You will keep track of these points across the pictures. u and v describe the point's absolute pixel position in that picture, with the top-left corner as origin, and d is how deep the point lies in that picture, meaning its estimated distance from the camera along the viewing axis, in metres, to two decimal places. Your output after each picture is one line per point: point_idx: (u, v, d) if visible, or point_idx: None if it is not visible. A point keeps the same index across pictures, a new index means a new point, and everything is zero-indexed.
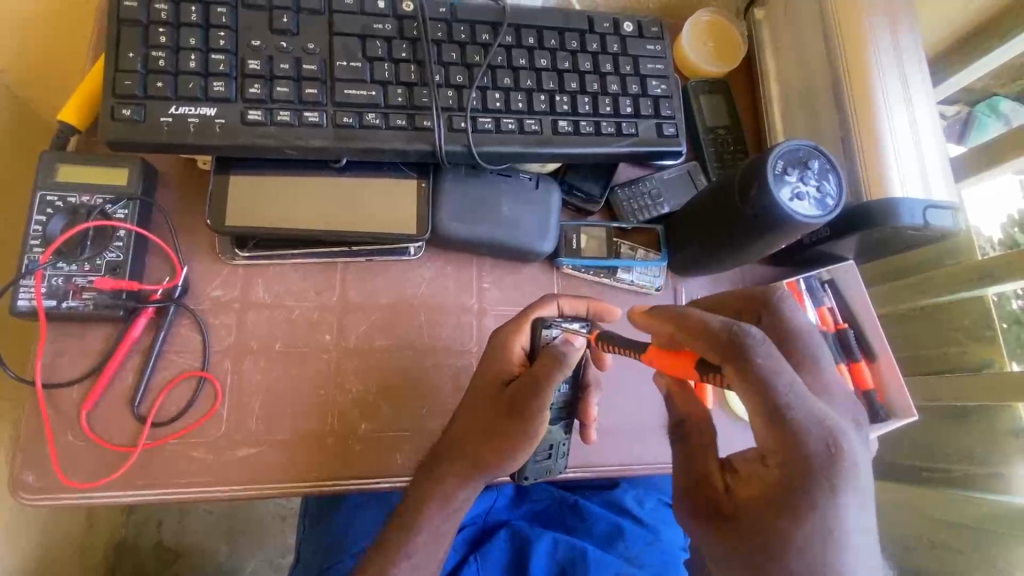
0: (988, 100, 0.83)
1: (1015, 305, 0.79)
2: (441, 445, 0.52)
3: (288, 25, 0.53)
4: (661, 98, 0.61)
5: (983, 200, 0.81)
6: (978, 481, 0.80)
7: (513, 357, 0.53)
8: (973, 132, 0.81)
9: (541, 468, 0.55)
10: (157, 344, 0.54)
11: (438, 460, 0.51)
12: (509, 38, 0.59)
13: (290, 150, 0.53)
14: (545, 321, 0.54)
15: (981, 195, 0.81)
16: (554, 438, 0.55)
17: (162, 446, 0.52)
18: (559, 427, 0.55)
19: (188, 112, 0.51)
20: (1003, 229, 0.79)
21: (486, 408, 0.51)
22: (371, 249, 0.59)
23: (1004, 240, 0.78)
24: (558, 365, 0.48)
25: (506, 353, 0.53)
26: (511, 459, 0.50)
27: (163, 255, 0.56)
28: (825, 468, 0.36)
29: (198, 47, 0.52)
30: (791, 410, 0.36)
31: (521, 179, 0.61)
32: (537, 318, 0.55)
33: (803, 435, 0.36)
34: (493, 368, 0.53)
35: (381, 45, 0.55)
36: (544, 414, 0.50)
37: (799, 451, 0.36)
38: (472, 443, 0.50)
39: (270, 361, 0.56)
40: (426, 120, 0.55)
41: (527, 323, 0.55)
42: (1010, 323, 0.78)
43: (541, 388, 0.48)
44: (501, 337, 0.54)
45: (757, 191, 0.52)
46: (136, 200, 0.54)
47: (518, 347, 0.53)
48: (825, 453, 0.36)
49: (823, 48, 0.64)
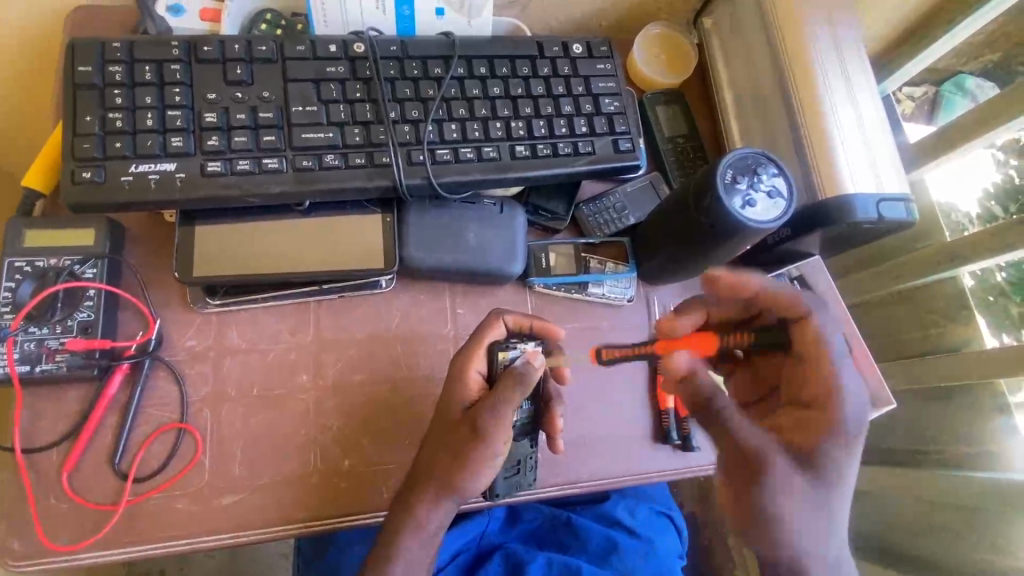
0: (953, 78, 0.86)
1: (998, 277, 0.80)
2: (411, 472, 0.53)
3: (241, 76, 0.55)
4: (614, 115, 0.63)
5: (957, 176, 0.86)
6: (967, 459, 0.86)
7: (470, 384, 0.54)
8: (941, 111, 0.86)
9: (511, 484, 0.56)
10: (134, 399, 0.54)
11: (410, 485, 0.52)
12: (460, 69, 0.60)
13: (252, 198, 0.54)
14: (501, 344, 0.55)
15: (956, 173, 0.85)
16: (520, 453, 0.56)
17: (146, 501, 0.52)
18: (525, 442, 0.56)
19: (148, 169, 0.52)
20: (980, 203, 0.83)
21: (447, 432, 0.52)
22: (341, 285, 0.59)
23: (981, 214, 0.82)
24: (518, 388, 0.51)
25: (463, 382, 0.54)
26: (474, 477, 0.51)
27: (135, 310, 0.57)
28: (811, 455, 0.50)
29: (155, 105, 0.53)
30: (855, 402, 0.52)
31: (483, 205, 0.62)
32: (491, 343, 0.55)
33: (843, 409, 0.52)
34: (451, 398, 0.53)
35: (335, 87, 0.57)
36: (505, 432, 0.51)
37: (823, 420, 0.52)
38: (433, 464, 0.51)
39: (249, 406, 0.56)
40: (384, 156, 0.56)
41: (481, 348, 0.55)
42: (995, 295, 0.81)
43: (505, 409, 0.51)
44: (456, 365, 0.54)
45: (710, 200, 0.53)
46: (103, 258, 0.55)
47: (474, 374, 0.54)
48: (828, 427, 0.51)
49: (769, 53, 0.66)
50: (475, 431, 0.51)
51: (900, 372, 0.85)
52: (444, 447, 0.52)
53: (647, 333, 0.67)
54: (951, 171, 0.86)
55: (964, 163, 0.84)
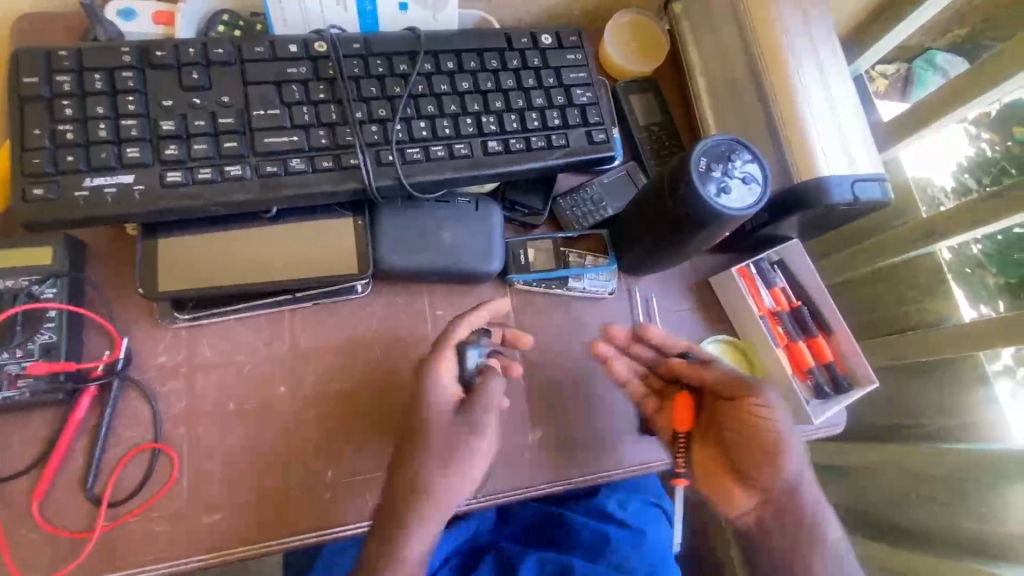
0: (924, 54, 0.87)
1: (975, 250, 0.82)
2: (406, 482, 0.51)
3: (198, 81, 0.53)
4: (587, 106, 0.62)
5: (933, 152, 0.87)
6: (950, 431, 0.88)
7: (438, 389, 0.52)
8: (915, 88, 0.86)
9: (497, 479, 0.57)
10: (104, 421, 0.52)
11: (416, 494, 0.51)
12: (427, 65, 0.59)
13: (216, 208, 0.52)
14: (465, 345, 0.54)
15: (931, 150, 0.87)
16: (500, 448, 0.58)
17: (123, 525, 0.51)
18: None
19: (104, 182, 0.50)
20: (955, 177, 0.85)
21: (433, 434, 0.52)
22: (316, 293, 0.58)
23: (956, 187, 0.85)
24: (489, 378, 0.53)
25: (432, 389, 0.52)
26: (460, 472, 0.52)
27: (100, 329, 0.55)
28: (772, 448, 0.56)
29: (107, 115, 0.51)
30: (780, 431, 0.56)
31: (458, 203, 0.61)
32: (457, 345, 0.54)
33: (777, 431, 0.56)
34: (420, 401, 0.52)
35: (297, 88, 0.55)
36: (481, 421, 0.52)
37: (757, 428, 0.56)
38: (431, 463, 0.51)
39: (225, 422, 0.55)
40: (352, 158, 0.54)
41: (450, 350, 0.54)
42: (972, 267, 0.83)
43: (492, 398, 0.53)
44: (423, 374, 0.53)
45: (685, 190, 0.53)
46: (64, 277, 0.53)
47: (442, 381, 0.52)
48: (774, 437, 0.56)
49: (739, 37, 0.65)
50: (464, 420, 0.52)
51: (881, 349, 0.85)
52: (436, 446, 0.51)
53: (631, 326, 0.67)
54: (926, 148, 0.88)
55: (941, 140, 0.86)
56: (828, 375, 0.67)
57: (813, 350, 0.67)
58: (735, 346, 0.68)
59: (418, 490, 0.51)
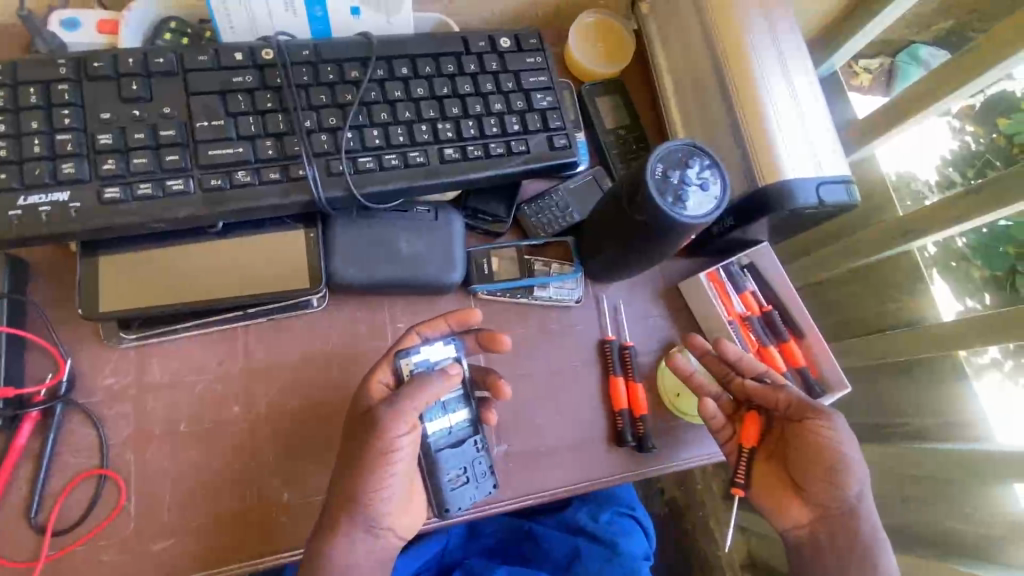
0: (908, 48, 0.87)
1: (959, 243, 0.85)
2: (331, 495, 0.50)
3: (138, 92, 0.51)
4: (547, 111, 0.60)
5: (917, 145, 0.88)
6: (932, 431, 0.87)
7: (374, 392, 0.51)
8: (898, 81, 0.86)
9: (464, 495, 0.55)
10: (47, 448, 0.50)
11: (337, 507, 0.49)
12: (380, 71, 0.57)
13: (159, 224, 0.50)
14: (406, 351, 0.53)
15: (915, 144, 0.88)
16: (465, 462, 0.56)
17: (68, 555, 0.49)
18: (471, 445, 0.56)
19: (38, 200, 0.48)
20: (938, 171, 0.86)
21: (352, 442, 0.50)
22: (269, 308, 0.56)
23: (940, 180, 0.85)
24: (415, 388, 0.49)
25: (366, 389, 0.51)
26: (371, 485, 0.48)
27: (43, 351, 0.53)
28: (824, 468, 0.55)
29: (42, 130, 0.49)
30: (847, 451, 0.55)
31: (416, 212, 0.59)
32: (398, 351, 0.54)
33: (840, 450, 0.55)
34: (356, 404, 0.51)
35: (243, 98, 0.53)
36: (396, 434, 0.48)
37: (821, 449, 0.55)
38: (348, 475, 0.49)
39: (176, 444, 0.53)
40: (300, 169, 0.52)
41: (388, 357, 0.53)
42: (959, 260, 0.85)
43: (405, 409, 0.48)
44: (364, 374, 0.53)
45: (643, 196, 0.51)
46: (2, 299, 0.51)
47: (379, 382, 0.52)
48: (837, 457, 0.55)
49: (703, 36, 0.64)
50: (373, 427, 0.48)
51: (859, 350, 0.84)
52: (350, 457, 0.49)
53: (601, 333, 0.65)
54: (909, 141, 0.88)
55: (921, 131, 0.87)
56: (800, 380, 0.66)
57: (785, 355, 0.66)
58: None
59: (338, 503, 0.49)
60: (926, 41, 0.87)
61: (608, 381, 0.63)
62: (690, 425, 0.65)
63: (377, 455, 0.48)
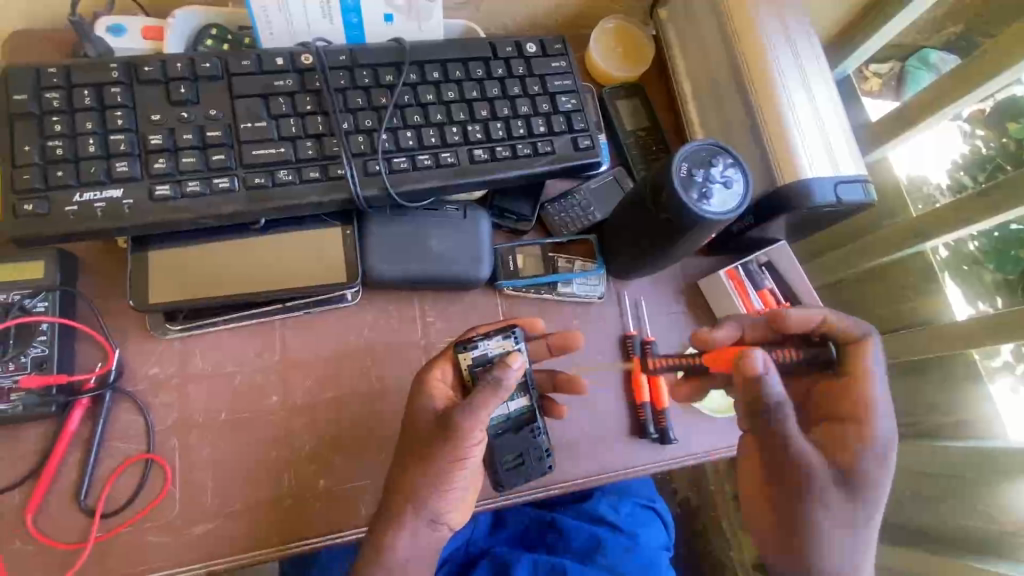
0: (917, 53, 0.88)
1: (971, 246, 0.83)
2: (390, 489, 0.52)
3: (186, 95, 0.53)
4: (572, 113, 0.63)
5: (927, 149, 0.88)
6: (945, 429, 0.88)
7: (437, 392, 0.52)
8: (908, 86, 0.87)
9: (514, 475, 0.57)
10: (97, 433, 0.53)
11: (396, 501, 0.51)
12: (413, 75, 0.59)
13: (205, 220, 0.53)
14: (466, 344, 0.55)
15: (924, 148, 0.88)
16: (521, 447, 0.57)
17: (116, 536, 0.51)
18: (524, 435, 0.57)
19: (93, 197, 0.50)
20: (949, 174, 0.86)
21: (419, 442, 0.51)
22: (306, 302, 0.58)
23: (952, 184, 0.85)
24: (491, 394, 0.48)
25: (428, 390, 0.52)
26: (443, 483, 0.51)
27: (92, 342, 0.55)
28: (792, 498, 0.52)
29: (96, 130, 0.51)
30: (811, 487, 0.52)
31: (447, 211, 0.62)
32: (457, 344, 0.55)
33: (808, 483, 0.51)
34: (417, 406, 0.52)
35: (284, 101, 0.55)
36: (473, 436, 0.50)
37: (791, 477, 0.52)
38: (419, 475, 0.50)
39: (218, 432, 0.55)
40: (339, 168, 0.55)
41: (447, 355, 0.54)
42: (969, 264, 0.84)
43: (479, 416, 0.49)
44: (420, 372, 0.53)
45: (667, 194, 0.53)
46: (55, 291, 0.53)
47: (436, 381, 0.53)
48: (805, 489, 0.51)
49: (722, 40, 0.66)
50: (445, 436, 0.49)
51: (875, 348, 0.85)
52: (423, 456, 0.50)
53: (621, 330, 0.67)
54: (917, 144, 0.89)
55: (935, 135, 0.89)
56: None
57: None
58: None
59: (401, 499, 0.51)
60: (936, 45, 0.88)
61: (632, 375, 0.65)
62: (712, 418, 0.66)
63: (453, 459, 0.50)
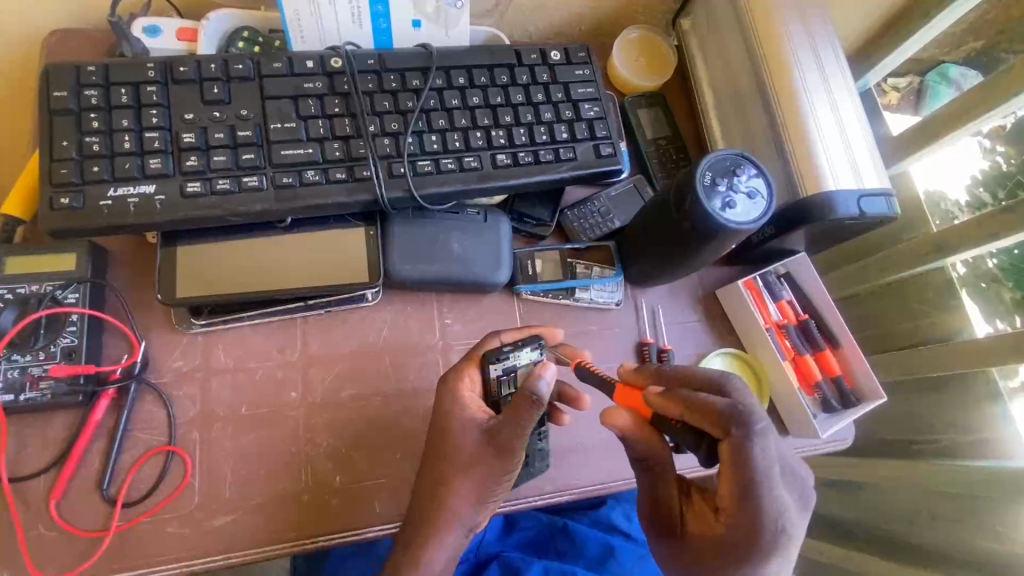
0: (937, 68, 0.88)
1: (990, 264, 0.82)
2: (419, 497, 0.53)
3: (219, 95, 0.55)
4: (594, 121, 0.63)
5: (946, 165, 0.87)
6: (963, 448, 0.86)
7: (471, 406, 0.53)
8: (927, 100, 0.87)
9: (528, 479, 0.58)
10: (121, 423, 0.54)
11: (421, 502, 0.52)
12: (439, 80, 0.60)
13: (233, 218, 0.54)
14: (495, 356, 0.55)
15: (943, 164, 0.87)
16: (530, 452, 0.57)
17: (136, 526, 0.52)
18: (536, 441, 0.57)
19: (127, 192, 0.52)
20: (969, 191, 0.84)
21: (460, 451, 0.52)
22: (328, 300, 0.59)
23: (971, 202, 0.83)
24: (534, 409, 0.50)
25: (458, 404, 0.53)
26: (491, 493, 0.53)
27: (119, 334, 0.57)
28: (755, 526, 0.45)
29: (132, 127, 0.53)
30: (757, 508, 0.45)
31: (468, 214, 0.62)
32: (484, 354, 0.55)
33: (755, 506, 0.44)
34: (450, 422, 0.52)
35: (313, 102, 0.57)
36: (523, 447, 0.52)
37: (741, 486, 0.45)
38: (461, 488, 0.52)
39: (238, 426, 0.56)
40: (365, 170, 0.56)
41: (475, 367, 0.55)
42: (987, 282, 0.82)
43: (524, 428, 0.51)
44: (447, 386, 0.53)
45: (690, 202, 0.53)
46: (86, 283, 0.55)
47: (468, 395, 0.53)
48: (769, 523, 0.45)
49: (745, 51, 0.66)
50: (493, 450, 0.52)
51: (893, 362, 0.84)
52: (463, 468, 0.52)
53: (638, 338, 0.67)
54: (936, 160, 0.87)
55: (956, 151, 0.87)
56: (836, 389, 0.67)
57: (821, 364, 0.67)
58: (740, 358, 0.68)
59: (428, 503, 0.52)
60: (958, 60, 0.87)
61: None
62: None
63: (504, 472, 0.52)
